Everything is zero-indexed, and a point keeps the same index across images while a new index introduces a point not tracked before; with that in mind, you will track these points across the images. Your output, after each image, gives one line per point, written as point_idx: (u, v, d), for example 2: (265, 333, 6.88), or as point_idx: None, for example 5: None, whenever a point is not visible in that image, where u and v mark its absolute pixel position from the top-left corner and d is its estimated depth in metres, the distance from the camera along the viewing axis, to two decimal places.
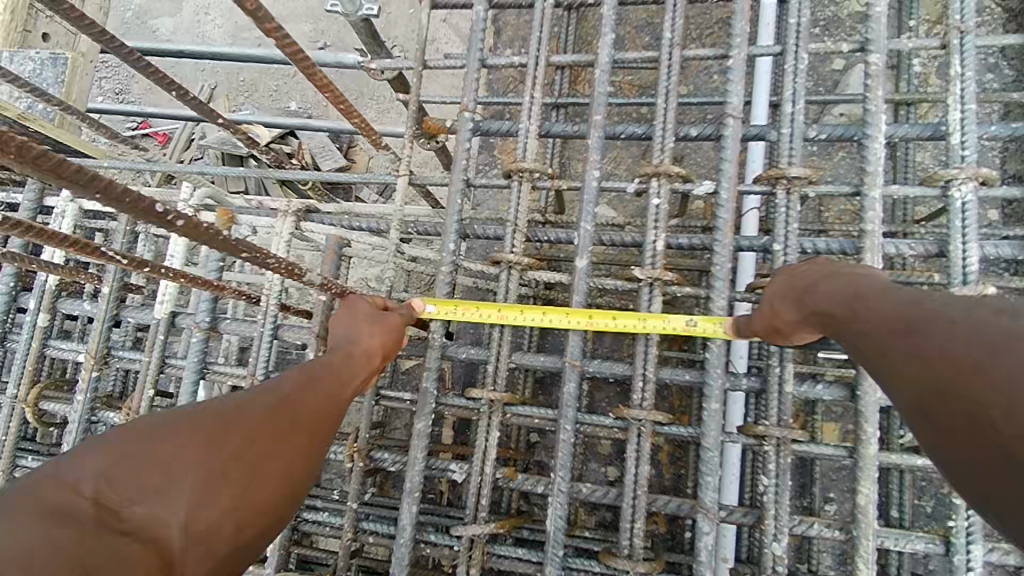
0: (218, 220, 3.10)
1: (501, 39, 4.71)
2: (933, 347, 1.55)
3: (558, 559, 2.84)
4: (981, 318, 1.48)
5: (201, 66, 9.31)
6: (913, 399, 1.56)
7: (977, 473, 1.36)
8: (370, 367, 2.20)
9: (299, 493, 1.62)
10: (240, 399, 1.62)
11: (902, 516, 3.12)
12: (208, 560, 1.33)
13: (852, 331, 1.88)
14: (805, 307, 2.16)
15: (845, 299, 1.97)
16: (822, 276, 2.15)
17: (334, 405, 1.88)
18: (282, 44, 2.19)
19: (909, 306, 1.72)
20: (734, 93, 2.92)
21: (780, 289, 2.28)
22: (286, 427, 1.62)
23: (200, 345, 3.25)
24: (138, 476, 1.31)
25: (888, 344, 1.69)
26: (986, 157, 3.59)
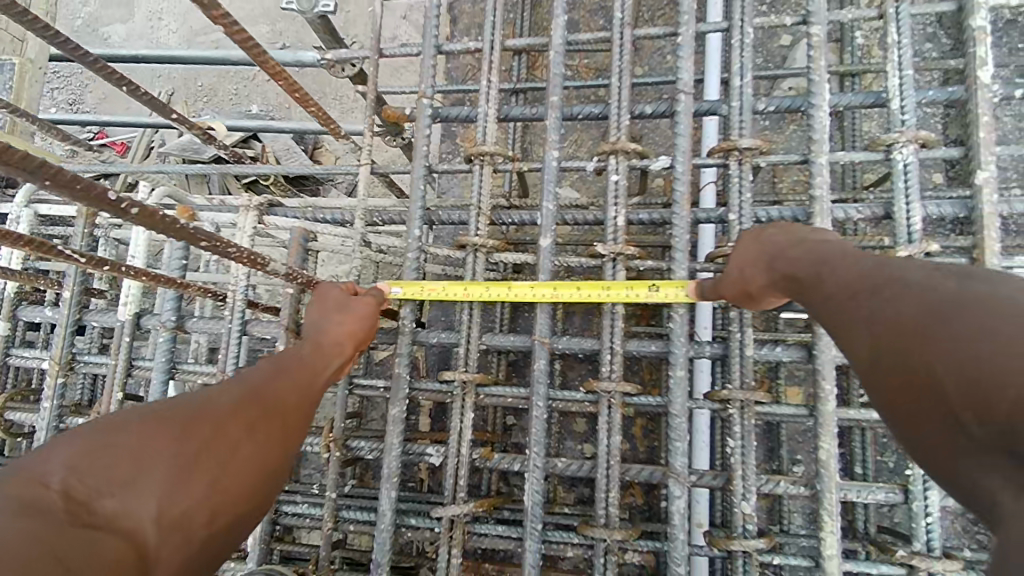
0: (179, 217, 3.08)
1: (458, 28, 4.74)
2: (887, 309, 1.61)
3: (537, 533, 2.89)
4: (934, 284, 1.53)
5: (158, 72, 9.18)
6: (864, 359, 1.64)
7: (915, 426, 1.46)
8: (342, 352, 2.25)
9: (274, 481, 1.66)
10: (211, 394, 1.63)
11: (865, 471, 3.25)
12: (184, 547, 1.36)
13: (816, 293, 1.95)
14: (773, 269, 2.23)
15: (813, 262, 2.04)
16: (788, 241, 2.22)
17: (309, 396, 1.92)
18: (231, 31, 2.18)
19: (870, 271, 1.78)
20: (684, 70, 2.99)
21: (750, 256, 2.34)
22: (259, 418, 1.65)
23: (168, 345, 3.22)
24: (108, 469, 1.29)
25: (848, 309, 1.75)
26: (929, 123, 3.73)
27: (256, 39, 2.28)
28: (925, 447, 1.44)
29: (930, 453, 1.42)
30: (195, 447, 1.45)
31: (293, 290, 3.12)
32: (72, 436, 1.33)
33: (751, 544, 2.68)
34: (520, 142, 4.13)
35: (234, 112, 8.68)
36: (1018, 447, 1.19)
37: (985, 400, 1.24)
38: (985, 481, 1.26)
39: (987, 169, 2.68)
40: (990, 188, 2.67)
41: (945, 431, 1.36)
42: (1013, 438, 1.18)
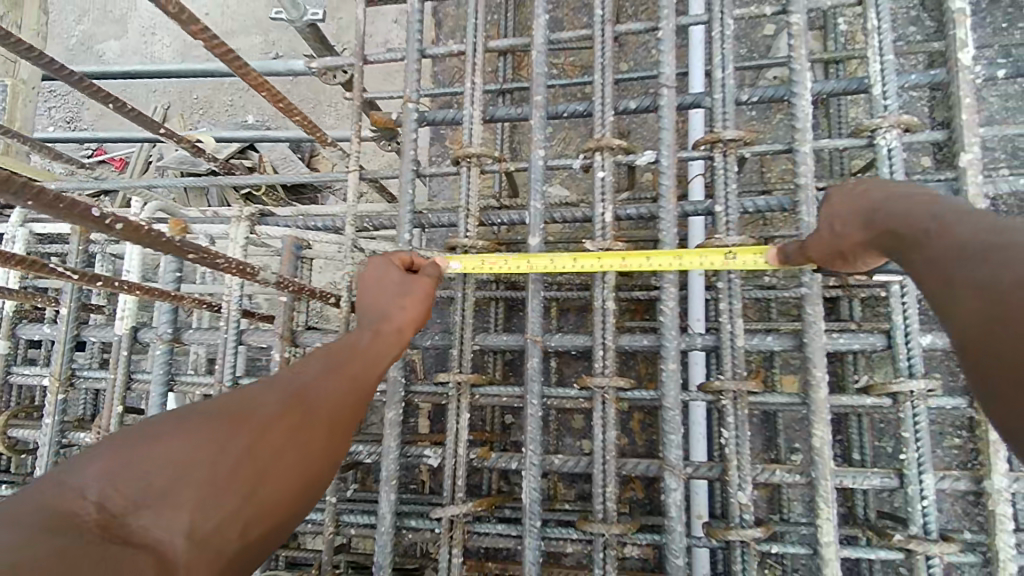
0: (171, 230, 3.11)
1: (442, 30, 4.77)
2: (999, 272, 1.45)
3: (536, 530, 2.91)
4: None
5: (153, 87, 9.25)
6: (959, 320, 1.49)
7: (1004, 398, 1.34)
8: (393, 350, 2.18)
9: (317, 485, 1.63)
10: (259, 395, 1.62)
11: (863, 457, 3.26)
12: (217, 561, 1.33)
13: (917, 249, 1.79)
14: (871, 225, 2.07)
15: (915, 221, 1.86)
16: (889, 198, 2.05)
17: (357, 398, 1.87)
18: (210, 44, 2.20)
19: (984, 231, 1.61)
20: (667, 64, 3.00)
21: (847, 208, 2.19)
22: (302, 424, 1.62)
23: (165, 357, 3.26)
24: (143, 480, 1.31)
25: (955, 266, 1.60)
26: (915, 106, 3.73)
27: (236, 51, 2.30)
28: (1011, 420, 1.33)
29: (1012, 425, 1.33)
30: (231, 456, 1.43)
31: (286, 298, 3.15)
32: (111, 445, 1.36)
33: (748, 533, 2.69)
34: (509, 142, 4.15)
35: (230, 123, 8.72)
36: None
37: None
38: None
39: (971, 152, 2.68)
40: (974, 169, 2.68)
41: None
42: None
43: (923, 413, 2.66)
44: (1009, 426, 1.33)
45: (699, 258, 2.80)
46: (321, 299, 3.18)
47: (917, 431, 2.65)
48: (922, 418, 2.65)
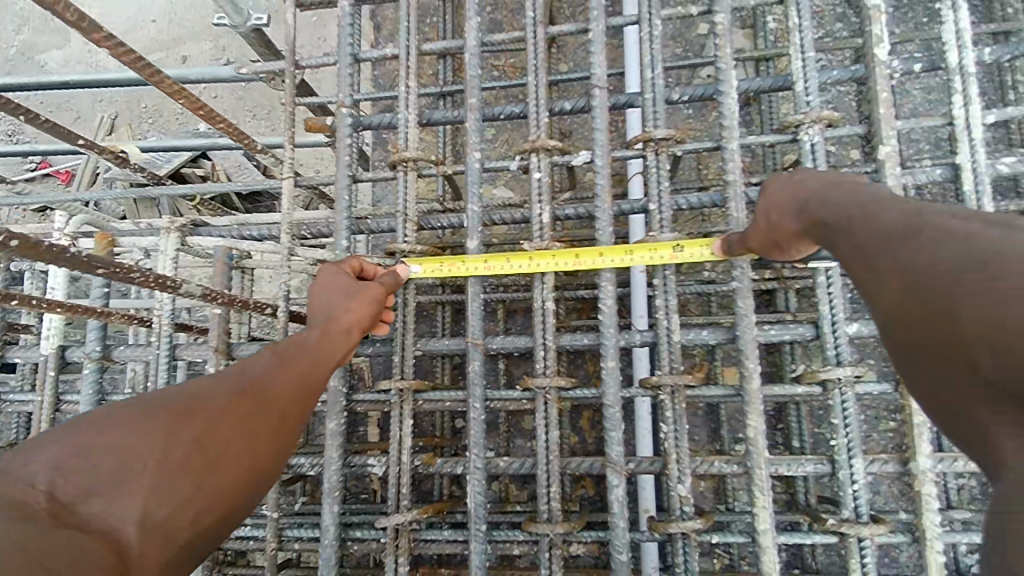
0: (96, 244, 2.98)
1: (382, 34, 4.77)
2: (913, 254, 1.44)
3: (483, 533, 2.89)
4: (973, 232, 1.33)
5: (99, 97, 8.96)
6: (889, 303, 1.49)
7: (936, 376, 1.37)
8: (348, 343, 2.20)
9: (270, 471, 1.66)
10: (213, 382, 1.63)
11: (802, 444, 3.34)
12: (169, 548, 1.34)
13: (843, 235, 1.80)
14: (803, 213, 2.09)
15: (842, 207, 1.88)
16: (817, 188, 2.06)
17: (310, 387, 1.88)
18: (116, 51, 2.15)
19: (902, 215, 1.59)
20: (598, 65, 3.02)
21: (778, 201, 2.23)
22: (255, 411, 1.64)
23: (95, 376, 3.14)
24: (94, 470, 1.30)
25: (879, 249, 1.58)
26: (843, 101, 3.87)
27: (146, 59, 2.26)
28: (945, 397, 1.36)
29: (947, 402, 1.35)
30: (183, 445, 1.44)
31: (220, 310, 3.07)
32: (58, 435, 1.33)
33: (688, 525, 2.73)
34: (452, 145, 4.16)
35: (182, 132, 8.44)
36: None
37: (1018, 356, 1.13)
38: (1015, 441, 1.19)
39: (889, 144, 2.78)
40: (892, 161, 2.76)
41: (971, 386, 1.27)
42: None
43: (851, 399, 2.73)
44: (942, 404, 1.37)
45: (653, 253, 2.87)
46: (256, 310, 3.11)
47: (846, 417, 2.72)
48: (851, 405, 2.72)
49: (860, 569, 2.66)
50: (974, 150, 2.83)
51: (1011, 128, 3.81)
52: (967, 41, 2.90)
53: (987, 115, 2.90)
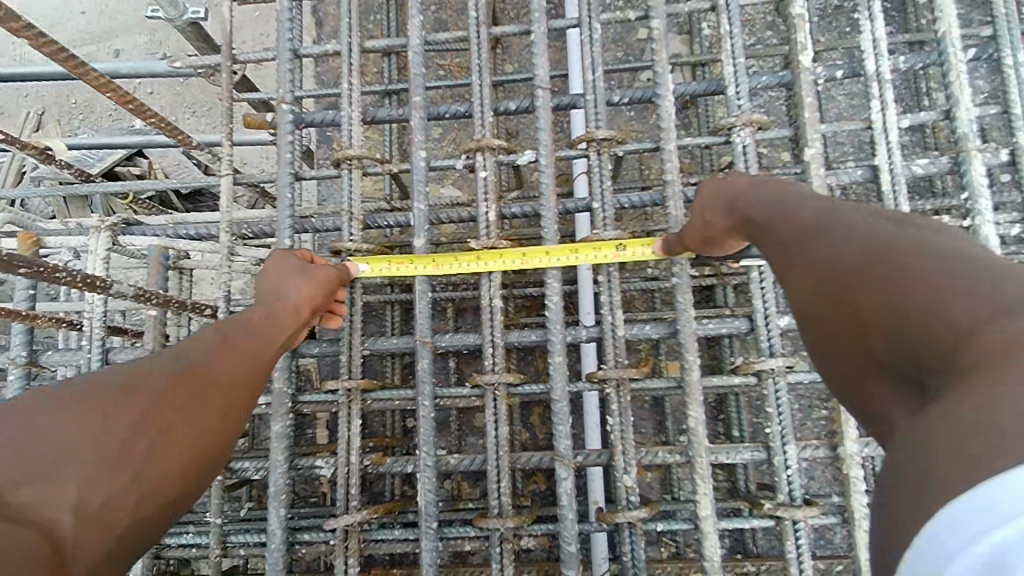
0: (20, 243, 2.84)
1: (324, 30, 4.70)
2: (828, 251, 1.59)
3: (434, 531, 2.90)
4: (877, 230, 1.50)
5: (23, 91, 8.46)
6: (804, 294, 1.63)
7: (845, 363, 1.50)
8: (296, 319, 2.32)
9: (215, 460, 1.68)
10: (151, 371, 1.62)
11: (741, 433, 3.49)
12: (108, 535, 1.36)
13: (765, 231, 1.93)
14: (731, 210, 2.20)
15: (764, 207, 1.99)
16: (742, 185, 2.18)
17: (255, 373, 1.91)
18: (37, 42, 2.07)
19: (818, 212, 1.75)
20: (540, 66, 3.07)
21: (708, 199, 2.33)
22: (199, 401, 1.65)
23: (20, 382, 2.99)
24: (23, 460, 1.29)
25: (797, 245, 1.73)
26: (774, 105, 4.06)
27: (70, 50, 2.20)
28: (850, 379, 1.49)
29: (850, 383, 1.49)
30: (119, 431, 1.45)
31: (157, 312, 2.98)
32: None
33: (634, 514, 2.81)
34: (398, 144, 4.14)
35: (115, 129, 8.05)
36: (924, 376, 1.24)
37: (908, 340, 1.27)
38: (898, 415, 1.29)
39: (813, 146, 2.94)
40: (817, 163, 2.93)
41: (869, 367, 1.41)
42: (923, 365, 1.23)
43: (784, 388, 2.88)
44: (847, 385, 1.50)
45: (596, 252, 2.94)
46: (196, 311, 3.03)
47: (779, 405, 2.87)
48: (783, 393, 2.86)
49: (794, 549, 2.80)
50: (891, 153, 3.02)
51: (926, 133, 4.08)
52: (883, 50, 3.09)
53: (901, 119, 3.11)
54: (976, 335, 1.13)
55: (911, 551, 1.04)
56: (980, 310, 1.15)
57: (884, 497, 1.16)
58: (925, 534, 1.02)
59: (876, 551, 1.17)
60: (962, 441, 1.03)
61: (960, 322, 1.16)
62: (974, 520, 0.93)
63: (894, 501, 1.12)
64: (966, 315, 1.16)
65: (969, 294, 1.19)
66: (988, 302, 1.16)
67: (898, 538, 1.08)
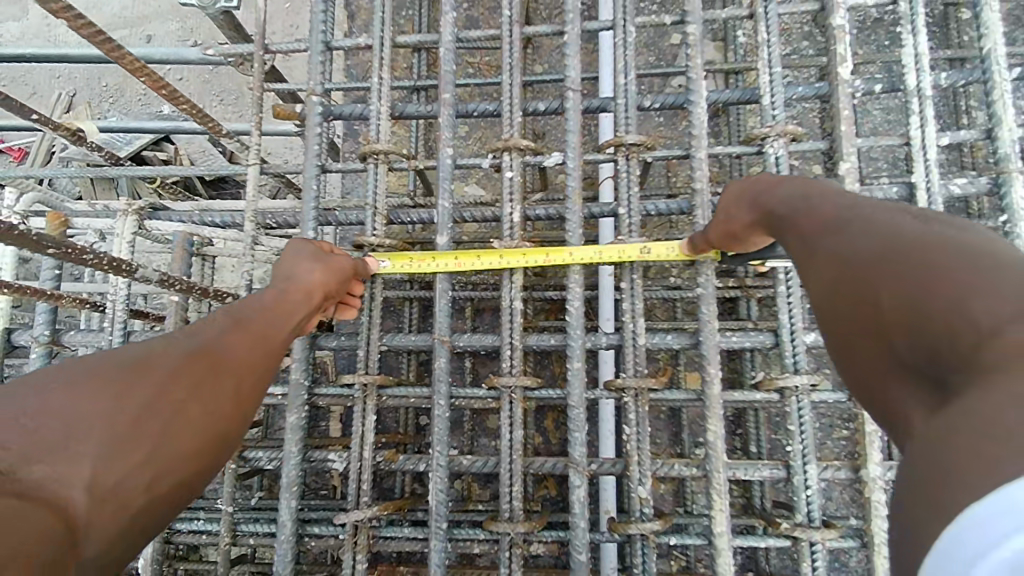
0: (48, 223, 2.88)
1: (356, 24, 4.71)
2: (850, 247, 1.54)
3: (444, 532, 2.88)
4: (899, 227, 1.44)
5: (57, 72, 8.61)
6: (824, 290, 1.58)
7: (861, 361, 1.44)
8: (308, 303, 2.31)
9: (226, 442, 1.67)
10: (161, 348, 1.63)
11: (759, 449, 3.44)
12: (122, 514, 1.34)
13: (789, 225, 1.88)
14: (755, 207, 2.14)
15: (788, 204, 1.93)
16: (771, 180, 2.11)
17: (265, 354, 1.91)
18: (75, 24, 2.09)
19: (842, 208, 1.69)
20: (571, 67, 3.04)
21: (733, 198, 2.29)
22: (207, 380, 1.65)
23: (42, 361, 3.03)
24: (35, 434, 1.27)
25: (818, 240, 1.68)
26: (807, 117, 4.00)
27: (106, 33, 2.22)
28: (867, 379, 1.43)
29: (867, 382, 1.43)
30: (132, 409, 1.44)
31: (179, 297, 3.01)
32: (8, 398, 1.31)
33: (647, 526, 2.77)
34: (424, 140, 4.14)
35: (144, 113, 8.16)
36: (942, 375, 1.17)
37: (929, 339, 1.21)
38: (914, 415, 1.23)
39: (849, 161, 2.87)
40: (852, 177, 2.86)
41: (887, 366, 1.35)
42: (942, 365, 1.17)
43: (807, 407, 2.81)
44: (864, 384, 1.44)
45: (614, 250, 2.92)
46: (217, 298, 3.05)
47: (802, 423, 2.80)
48: (806, 412, 2.80)
49: (810, 571, 2.74)
50: (929, 171, 2.94)
51: (964, 151, 3.99)
52: (925, 65, 3.01)
53: (941, 137, 3.02)
54: (998, 334, 1.07)
55: (931, 556, 0.99)
56: (1000, 307, 1.09)
57: (903, 501, 1.11)
58: (947, 537, 0.97)
59: (897, 562, 1.11)
60: (985, 443, 0.97)
61: (982, 321, 1.10)
62: (997, 521, 0.88)
63: (913, 501, 1.07)
64: (986, 313, 1.10)
65: (991, 291, 1.12)
66: (1010, 301, 1.09)
67: (920, 542, 1.03)
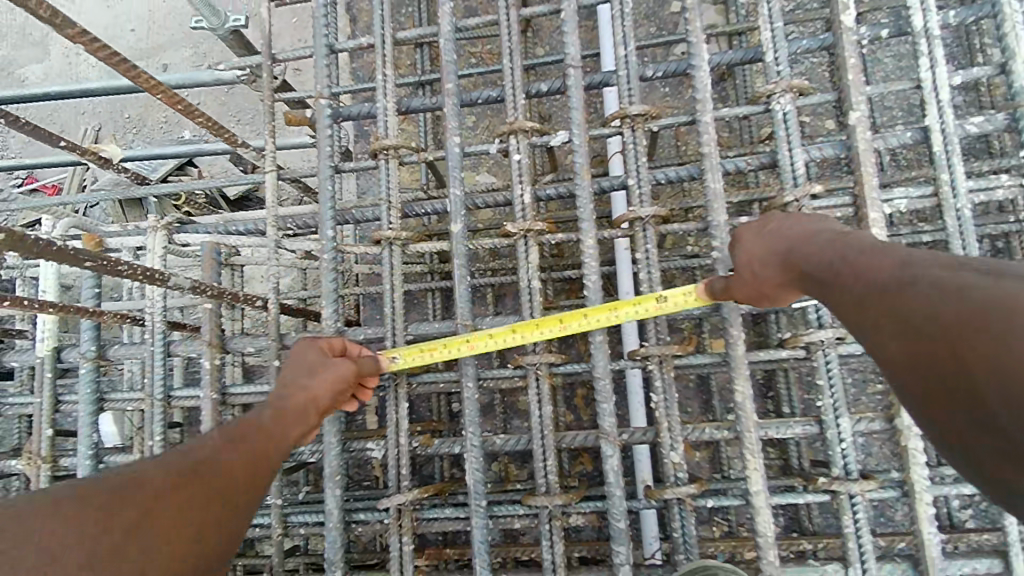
0: (85, 245, 3.04)
1: (359, 27, 4.82)
2: (919, 308, 1.53)
3: (484, 509, 2.95)
4: (960, 280, 1.47)
5: (81, 108, 8.94)
6: (900, 355, 1.57)
7: (950, 416, 1.44)
8: (310, 414, 2.27)
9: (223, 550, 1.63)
10: (158, 464, 1.63)
11: (792, 409, 3.45)
12: None
13: (834, 287, 1.88)
14: (785, 262, 2.16)
15: (821, 260, 1.98)
16: (801, 234, 2.15)
17: (261, 463, 1.88)
18: (92, 48, 2.21)
19: (896, 265, 1.70)
20: (570, 44, 3.05)
21: (750, 249, 2.30)
22: (205, 492, 1.63)
23: (91, 375, 3.21)
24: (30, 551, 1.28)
25: (875, 305, 1.68)
26: (816, 72, 3.97)
27: (122, 54, 2.33)
28: (962, 437, 1.42)
29: (963, 440, 1.42)
30: (130, 522, 1.44)
31: (211, 305, 3.14)
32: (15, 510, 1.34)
33: (682, 490, 2.80)
34: (433, 134, 4.23)
35: (167, 140, 8.44)
36: None
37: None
38: None
39: (858, 109, 2.83)
40: (863, 126, 2.82)
41: (981, 422, 1.34)
42: None
43: (834, 360, 2.80)
44: (962, 444, 1.43)
45: (638, 306, 2.77)
46: (247, 302, 3.17)
47: (830, 377, 2.79)
48: (834, 365, 2.79)
49: (852, 524, 2.74)
50: (942, 112, 2.87)
51: (981, 90, 3.89)
52: (932, 4, 2.94)
53: (954, 76, 2.94)
54: None
55: None
56: None
57: None
58: None
59: None
60: None
61: None
62: None
63: None
64: None
65: None
66: None
67: None
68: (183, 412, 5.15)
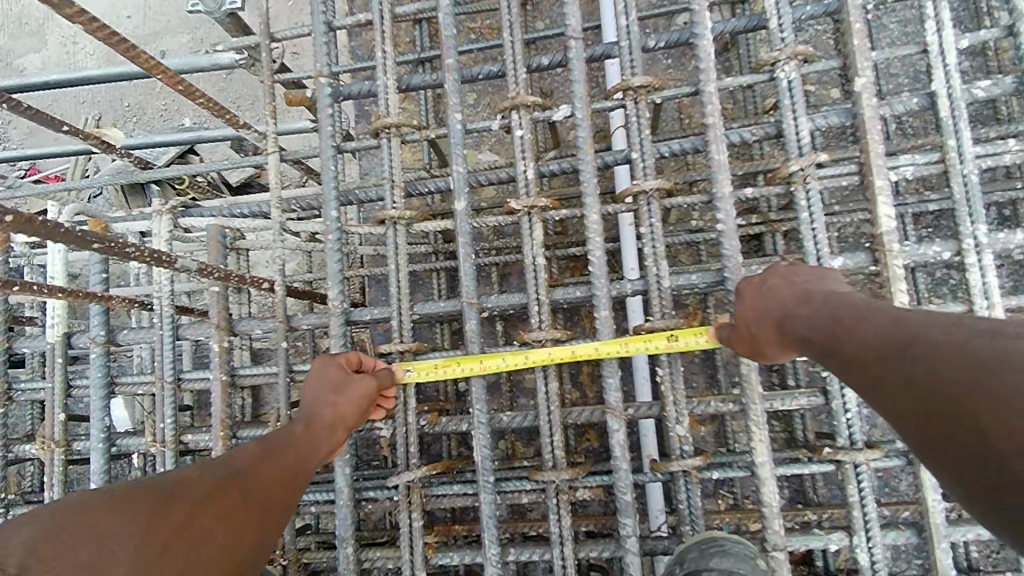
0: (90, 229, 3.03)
1: (357, 5, 4.76)
2: (912, 366, 1.49)
3: (491, 485, 2.98)
4: (962, 335, 1.42)
5: (81, 98, 8.91)
6: (898, 412, 1.52)
7: (952, 456, 1.35)
8: (332, 437, 2.31)
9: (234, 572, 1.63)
10: (193, 478, 1.68)
11: (797, 380, 3.47)
12: None
13: (833, 347, 1.85)
14: (780, 318, 2.17)
15: (814, 316, 1.99)
16: (798, 291, 2.16)
17: (283, 486, 1.91)
18: (91, 28, 2.19)
19: (891, 320, 1.68)
20: (571, 16, 3.01)
21: (751, 299, 2.34)
22: (229, 513, 1.66)
23: (102, 359, 3.23)
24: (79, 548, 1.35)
25: (871, 362, 1.65)
26: (820, 39, 3.92)
27: (121, 34, 2.31)
28: (966, 480, 1.32)
29: (968, 483, 1.32)
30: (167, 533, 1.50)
31: (218, 288, 3.14)
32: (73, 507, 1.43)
33: (688, 463, 2.82)
34: (434, 113, 4.22)
35: (168, 128, 8.43)
36: None
37: None
38: None
39: (864, 76, 2.79)
40: (868, 93, 2.79)
41: (986, 464, 1.26)
42: None
43: None
44: (969, 489, 1.32)
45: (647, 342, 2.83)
46: (253, 284, 3.18)
47: None
48: None
49: (856, 493, 2.75)
50: (949, 76, 2.82)
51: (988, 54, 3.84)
52: None
53: (961, 39, 2.89)
54: None
55: None
56: None
57: None
58: None
59: None
60: None
61: None
62: None
63: None
64: None
65: None
66: None
67: None
68: (194, 396, 5.21)
